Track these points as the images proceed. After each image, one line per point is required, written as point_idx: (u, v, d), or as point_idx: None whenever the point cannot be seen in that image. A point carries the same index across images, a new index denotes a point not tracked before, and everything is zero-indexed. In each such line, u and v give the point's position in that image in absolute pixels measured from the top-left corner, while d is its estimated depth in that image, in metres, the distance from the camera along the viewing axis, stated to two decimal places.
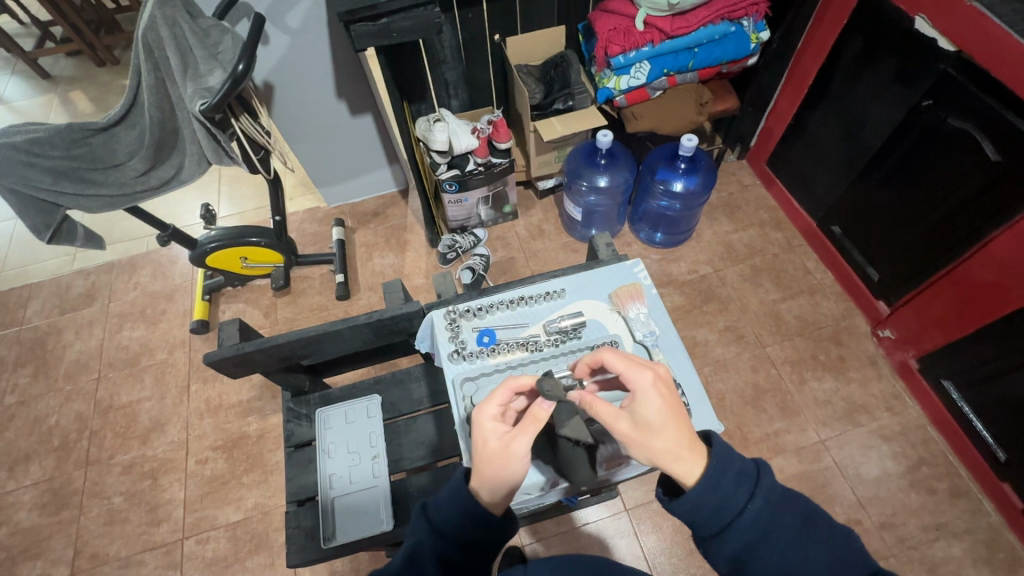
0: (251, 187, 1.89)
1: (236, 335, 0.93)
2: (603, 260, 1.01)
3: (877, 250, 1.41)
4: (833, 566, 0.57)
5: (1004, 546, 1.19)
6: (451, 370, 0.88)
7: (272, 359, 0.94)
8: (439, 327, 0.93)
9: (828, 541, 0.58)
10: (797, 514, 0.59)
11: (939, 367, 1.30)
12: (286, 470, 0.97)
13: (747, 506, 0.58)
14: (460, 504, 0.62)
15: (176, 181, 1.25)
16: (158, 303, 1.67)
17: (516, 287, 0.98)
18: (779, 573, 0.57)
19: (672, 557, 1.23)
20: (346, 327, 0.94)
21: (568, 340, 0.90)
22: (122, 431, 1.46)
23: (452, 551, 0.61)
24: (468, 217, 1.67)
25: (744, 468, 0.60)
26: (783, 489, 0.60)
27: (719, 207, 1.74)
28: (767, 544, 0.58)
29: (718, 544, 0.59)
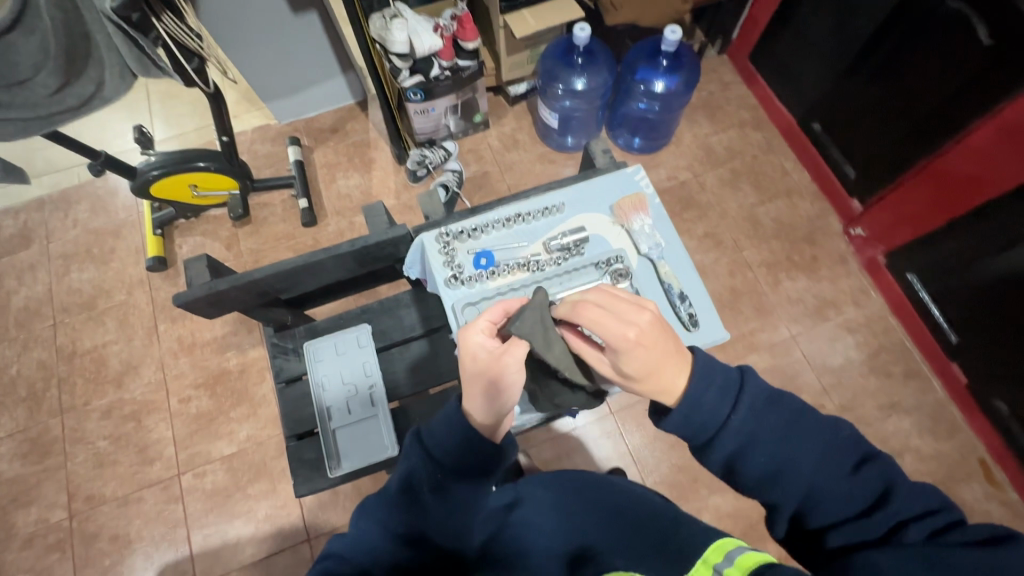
0: (188, 105, 1.68)
1: (205, 273, 0.86)
2: (600, 167, 0.98)
3: (857, 145, 1.40)
4: (821, 458, 0.57)
5: (947, 417, 1.32)
6: (449, 296, 0.85)
7: (248, 296, 0.89)
8: (431, 252, 0.88)
9: (818, 434, 0.58)
10: (782, 415, 0.59)
11: (905, 262, 1.36)
12: (280, 406, 0.95)
13: (730, 418, 0.60)
14: (450, 425, 0.63)
15: (97, 99, 1.10)
16: (105, 241, 1.54)
17: (511, 204, 0.94)
18: (768, 469, 0.58)
19: (655, 451, 1.32)
20: (326, 258, 0.89)
21: (570, 257, 0.89)
22: (94, 377, 1.40)
23: (446, 478, 0.63)
24: (436, 129, 1.55)
25: (727, 379, 0.61)
26: (770, 388, 0.61)
27: (699, 108, 1.67)
28: (755, 448, 0.59)
29: (710, 453, 0.61)
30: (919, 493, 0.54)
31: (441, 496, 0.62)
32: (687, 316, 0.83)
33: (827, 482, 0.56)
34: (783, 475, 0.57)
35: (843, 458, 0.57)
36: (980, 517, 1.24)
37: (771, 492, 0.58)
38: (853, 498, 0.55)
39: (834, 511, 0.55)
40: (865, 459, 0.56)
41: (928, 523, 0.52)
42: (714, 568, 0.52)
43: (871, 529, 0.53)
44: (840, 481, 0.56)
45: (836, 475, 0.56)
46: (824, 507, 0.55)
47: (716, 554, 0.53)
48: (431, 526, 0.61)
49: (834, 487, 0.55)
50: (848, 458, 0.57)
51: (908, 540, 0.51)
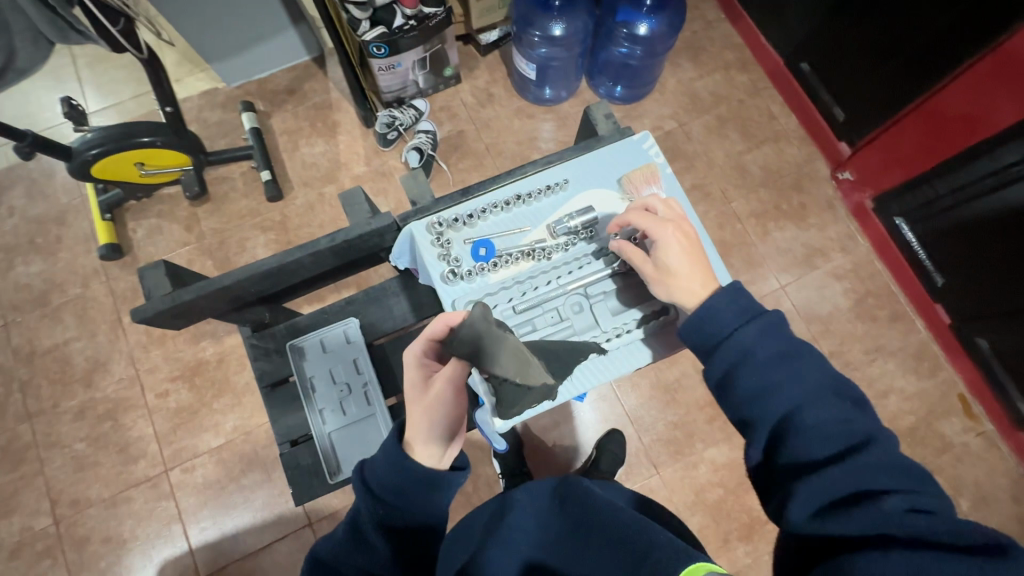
0: (121, 70, 1.50)
1: (166, 283, 0.79)
2: (603, 136, 0.91)
3: (846, 85, 1.35)
4: (811, 393, 0.60)
5: (929, 356, 1.36)
6: (447, 292, 0.82)
7: (219, 300, 0.82)
8: (424, 244, 0.84)
9: (815, 372, 0.62)
10: (783, 345, 0.63)
11: (893, 205, 1.35)
12: (268, 412, 0.92)
13: (735, 332, 0.65)
14: (387, 460, 0.62)
15: (12, 72, 0.92)
16: (48, 230, 1.40)
17: (511, 184, 0.88)
18: (757, 391, 0.62)
19: (651, 409, 1.33)
20: (305, 256, 0.82)
21: (578, 241, 0.85)
22: (59, 377, 1.31)
23: (389, 515, 0.62)
24: (404, 86, 1.42)
25: (746, 306, 0.66)
26: (785, 329, 0.65)
27: (682, 50, 1.57)
28: (751, 363, 0.63)
29: (710, 364, 0.66)
30: (903, 473, 0.54)
31: (388, 534, 0.61)
32: None
33: (814, 414, 0.59)
34: (770, 397, 0.61)
35: (835, 407, 0.59)
36: (958, 449, 1.30)
37: (754, 410, 0.62)
38: (831, 439, 0.57)
39: (811, 447, 0.57)
40: (856, 417, 0.59)
41: (907, 498, 0.52)
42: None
43: (841, 481, 0.55)
44: (827, 423, 0.58)
45: (825, 416, 0.59)
46: (803, 441, 0.58)
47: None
48: (382, 565, 0.60)
49: (817, 421, 0.58)
50: (840, 410, 0.59)
51: (879, 502, 0.51)
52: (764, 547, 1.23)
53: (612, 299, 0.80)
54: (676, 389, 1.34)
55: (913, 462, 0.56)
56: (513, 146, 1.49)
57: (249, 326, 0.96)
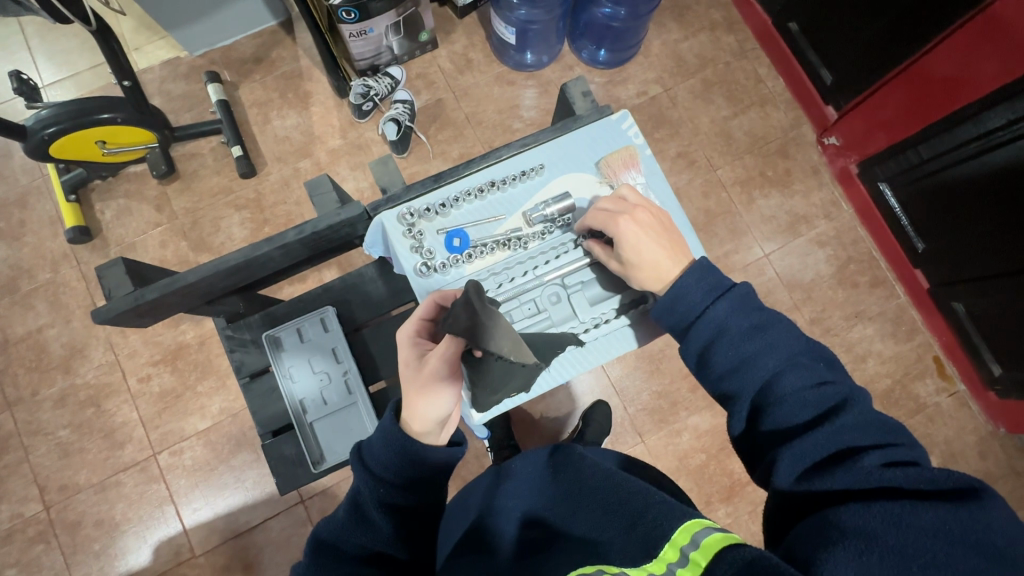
0: (73, 38, 1.41)
1: (126, 281, 0.76)
2: (580, 116, 0.87)
3: (835, 47, 1.31)
4: (785, 360, 0.61)
5: (907, 321, 1.39)
6: (421, 285, 0.81)
7: (187, 296, 0.80)
8: (395, 236, 0.81)
9: (787, 340, 0.62)
10: (756, 318, 0.63)
11: (877, 170, 1.34)
12: (248, 403, 0.92)
13: (709, 308, 0.65)
14: (386, 441, 0.63)
15: None
16: (10, 213, 1.34)
17: (484, 169, 0.86)
18: (733, 363, 0.63)
19: (636, 380, 1.34)
20: (273, 250, 0.79)
21: (555, 229, 0.84)
22: (36, 365, 1.29)
23: (390, 494, 0.62)
24: (378, 53, 1.36)
25: (717, 282, 0.66)
26: (756, 299, 0.65)
27: (667, 9, 1.51)
28: (725, 340, 0.63)
29: (686, 343, 0.67)
30: (879, 430, 0.55)
31: (389, 513, 0.61)
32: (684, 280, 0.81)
33: (790, 384, 0.59)
34: (747, 368, 0.62)
35: (810, 372, 0.60)
36: (930, 409, 1.35)
37: (731, 383, 0.63)
38: (808, 405, 0.58)
39: (790, 414, 0.58)
40: (830, 380, 0.59)
41: (883, 453, 0.52)
42: (681, 552, 0.48)
43: (822, 444, 0.55)
44: (804, 389, 0.58)
45: (801, 382, 0.59)
46: (781, 408, 0.58)
47: (682, 536, 0.49)
48: (383, 543, 0.61)
49: (793, 388, 0.59)
50: (816, 375, 0.60)
51: (858, 460, 0.52)
52: (744, 508, 1.28)
53: (589, 288, 0.81)
54: (660, 359, 1.36)
55: (886, 417, 0.57)
56: (494, 115, 1.45)
57: (223, 318, 0.95)
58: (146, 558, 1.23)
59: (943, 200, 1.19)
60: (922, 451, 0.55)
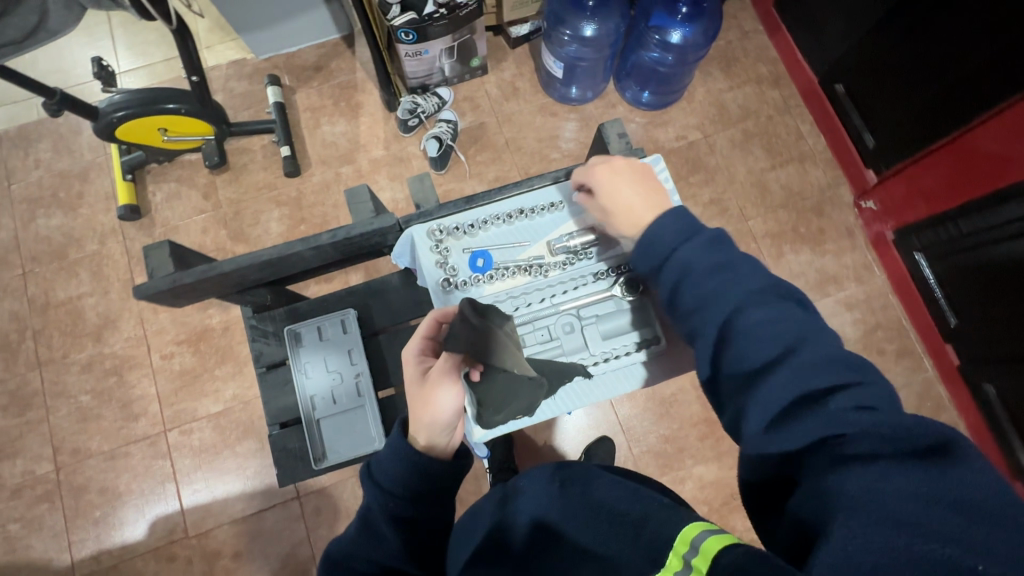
0: (153, 32, 1.52)
1: (169, 263, 0.80)
2: (614, 154, 0.89)
3: (881, 113, 1.31)
4: (747, 295, 0.58)
5: (933, 396, 1.34)
6: (442, 299, 0.84)
7: (220, 283, 0.84)
8: (423, 250, 0.85)
9: (752, 279, 0.60)
10: (722, 256, 0.62)
11: (914, 239, 1.31)
12: (262, 392, 0.94)
13: (677, 248, 0.64)
14: (395, 456, 0.63)
15: (44, 32, 0.91)
16: (71, 185, 1.43)
17: (514, 195, 0.88)
18: (697, 301, 0.61)
19: (644, 421, 1.33)
20: (306, 250, 0.83)
21: (576, 261, 0.86)
22: (70, 329, 1.35)
23: (399, 506, 0.62)
24: (430, 73, 1.41)
25: (684, 221, 0.65)
26: (727, 243, 0.64)
27: (714, 59, 1.54)
28: (691, 278, 0.62)
29: (658, 284, 0.66)
30: (845, 365, 0.52)
31: (398, 525, 0.62)
32: None
33: (753, 322, 0.56)
34: (710, 306, 0.60)
35: (775, 309, 0.57)
36: None
37: (694, 321, 0.61)
38: (772, 342, 0.55)
39: (751, 350, 0.55)
40: (794, 317, 0.56)
41: (852, 395, 0.49)
42: (683, 560, 0.48)
43: (787, 382, 0.52)
44: (766, 323, 0.56)
45: (765, 319, 0.56)
46: (746, 348, 0.55)
47: (683, 544, 0.49)
48: (392, 558, 0.61)
49: (754, 324, 0.56)
50: (781, 311, 0.57)
51: (828, 402, 0.49)
52: None
53: (604, 322, 0.82)
54: (671, 403, 1.34)
55: (853, 354, 0.54)
56: (534, 143, 1.48)
57: (250, 308, 0.98)
58: (141, 532, 1.26)
59: (978, 274, 1.16)
60: (888, 388, 0.52)
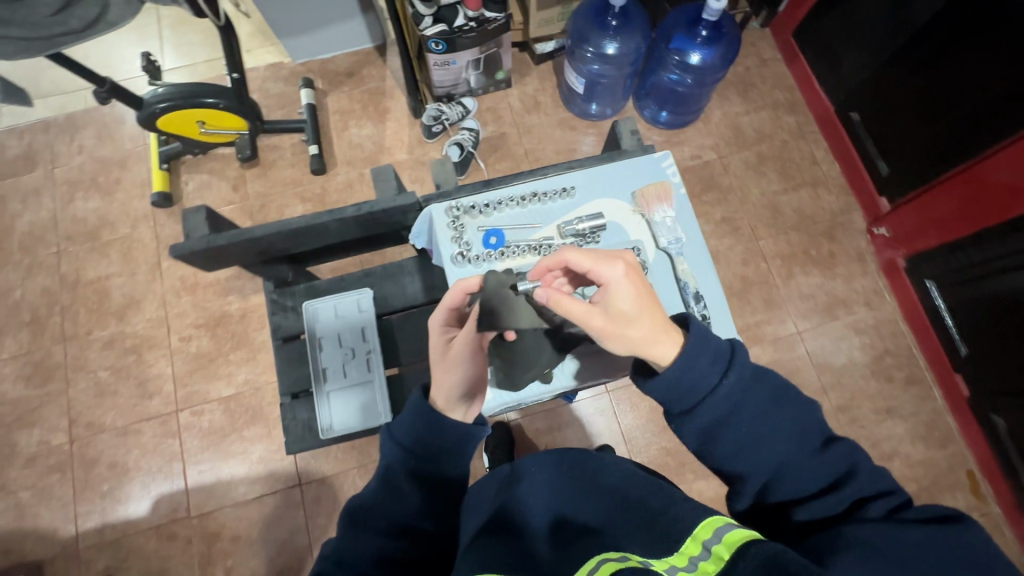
0: (199, 34, 1.61)
1: (205, 226, 0.85)
2: (626, 150, 0.94)
3: (893, 141, 1.34)
4: (796, 438, 0.58)
5: (941, 426, 1.32)
6: (454, 273, 0.86)
7: (248, 250, 0.89)
8: (439, 226, 0.87)
9: (798, 416, 0.59)
10: (766, 392, 0.59)
11: (925, 267, 1.32)
12: (276, 363, 0.97)
13: (720, 384, 0.59)
14: (419, 418, 0.67)
15: (104, 24, 0.98)
16: (110, 171, 1.51)
17: (528, 181, 0.92)
18: (742, 445, 0.58)
19: (646, 432, 1.33)
20: (332, 221, 0.88)
21: (584, 244, 0.88)
22: (96, 307, 1.41)
23: (419, 464, 0.66)
24: (456, 83, 1.47)
25: (718, 349, 0.60)
26: (763, 373, 0.60)
27: (732, 84, 1.58)
28: (736, 419, 0.59)
29: (689, 420, 0.60)
30: (876, 476, 0.57)
31: (419, 482, 0.66)
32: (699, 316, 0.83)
33: (796, 457, 0.58)
34: (756, 449, 0.58)
35: (812, 440, 0.58)
36: None
37: (746, 465, 0.59)
38: (819, 474, 0.57)
39: (800, 485, 0.58)
40: (831, 444, 0.58)
41: (883, 502, 0.55)
42: (701, 545, 0.52)
43: (834, 504, 0.56)
44: (810, 457, 0.58)
45: (804, 454, 0.58)
46: (792, 483, 0.58)
47: (704, 532, 0.52)
48: (412, 514, 0.64)
49: (804, 465, 0.58)
50: (816, 441, 0.58)
51: (865, 514, 0.54)
52: None
53: None
54: None
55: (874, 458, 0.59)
56: (552, 155, 1.53)
57: (272, 282, 1.03)
58: (145, 509, 1.28)
59: (987, 304, 1.16)
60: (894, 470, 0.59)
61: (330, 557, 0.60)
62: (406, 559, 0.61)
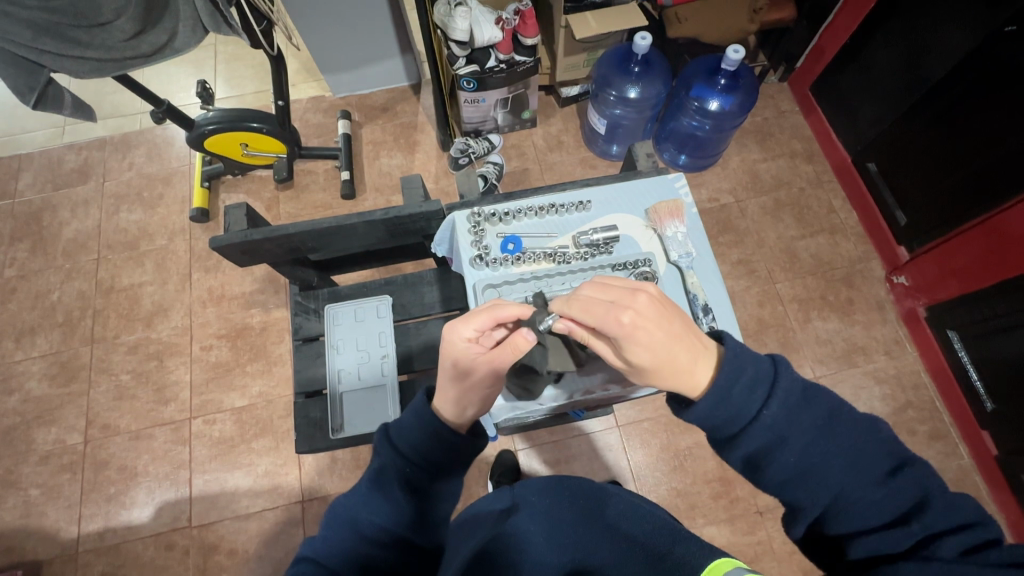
0: (251, 69, 1.74)
1: (244, 221, 0.91)
2: (641, 172, 0.98)
3: (912, 190, 1.35)
4: (854, 465, 0.54)
5: (969, 486, 1.26)
6: (472, 275, 0.88)
7: (281, 247, 0.94)
8: (461, 231, 0.91)
9: (856, 440, 0.55)
10: (817, 413, 0.56)
11: (946, 317, 1.30)
12: (295, 360, 1.03)
13: (761, 412, 0.56)
14: (422, 424, 0.65)
15: (169, 50, 1.09)
16: (155, 187, 1.61)
17: (546, 194, 0.96)
18: (796, 471, 0.55)
19: (656, 471, 1.29)
20: (359, 223, 0.93)
21: (598, 254, 0.90)
22: (126, 313, 1.46)
23: (412, 471, 0.64)
24: (484, 120, 1.55)
25: (761, 371, 0.58)
26: (813, 389, 0.58)
27: (750, 132, 1.64)
28: (784, 447, 0.56)
29: (735, 446, 0.58)
30: (960, 508, 0.51)
31: (411, 493, 0.62)
32: (707, 328, 0.83)
33: (859, 487, 0.53)
34: (812, 479, 0.54)
35: (877, 466, 0.53)
36: None
37: (796, 493, 0.55)
38: (883, 506, 0.52)
39: (861, 518, 0.53)
40: (901, 472, 0.53)
41: (963, 539, 0.49)
42: None
43: (900, 538, 0.51)
44: (872, 488, 0.53)
45: (866, 488, 0.53)
46: (852, 518, 0.53)
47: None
48: (402, 524, 0.60)
49: (863, 496, 0.53)
50: (884, 465, 0.54)
51: (935, 550, 0.49)
52: None
53: None
54: (685, 456, 1.31)
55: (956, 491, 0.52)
56: None
57: (297, 286, 1.09)
58: (148, 515, 1.28)
59: (1015, 357, 1.13)
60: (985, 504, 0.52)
61: (308, 558, 0.57)
62: (391, 570, 0.57)
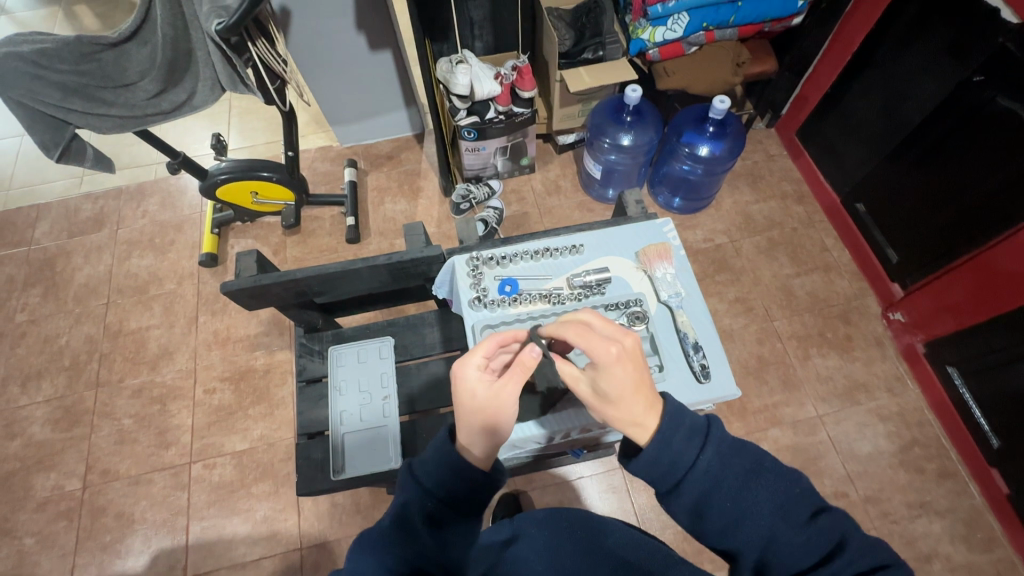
0: (263, 122, 1.84)
1: (253, 267, 0.94)
2: (631, 217, 1.03)
3: (901, 230, 1.39)
4: (780, 508, 0.57)
5: (982, 527, 1.23)
6: (471, 317, 0.90)
7: (288, 291, 0.97)
8: (460, 274, 0.94)
9: (780, 487, 0.58)
10: (745, 461, 0.59)
11: (944, 353, 1.31)
12: (298, 403, 1.05)
13: (698, 458, 0.58)
14: (445, 462, 0.63)
15: (188, 107, 1.15)
16: (167, 233, 1.66)
17: (541, 238, 1.00)
18: (730, 519, 0.57)
19: (661, 513, 1.27)
20: (364, 268, 0.96)
21: (591, 295, 0.93)
22: (132, 356, 1.48)
23: (436, 507, 0.62)
24: (484, 167, 1.62)
25: (695, 423, 0.60)
26: (738, 441, 0.60)
27: (742, 175, 1.70)
28: (718, 493, 0.57)
29: (676, 498, 0.59)
30: (873, 550, 0.54)
31: (435, 528, 0.61)
32: (698, 366, 0.85)
33: (785, 531, 0.56)
34: (745, 525, 0.56)
35: (799, 511, 0.57)
36: None
37: (734, 540, 0.57)
38: (809, 550, 0.55)
39: (791, 563, 0.55)
40: (823, 516, 0.56)
41: None
42: None
43: None
44: (795, 532, 0.55)
45: (792, 534, 0.55)
46: (784, 563, 0.55)
47: None
48: (422, 558, 0.59)
49: (791, 540, 0.55)
50: (806, 509, 0.57)
51: None
52: None
53: None
54: None
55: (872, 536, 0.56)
56: None
57: (302, 328, 1.12)
58: (142, 565, 1.26)
59: (1018, 391, 1.13)
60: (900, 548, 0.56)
61: None
62: None
